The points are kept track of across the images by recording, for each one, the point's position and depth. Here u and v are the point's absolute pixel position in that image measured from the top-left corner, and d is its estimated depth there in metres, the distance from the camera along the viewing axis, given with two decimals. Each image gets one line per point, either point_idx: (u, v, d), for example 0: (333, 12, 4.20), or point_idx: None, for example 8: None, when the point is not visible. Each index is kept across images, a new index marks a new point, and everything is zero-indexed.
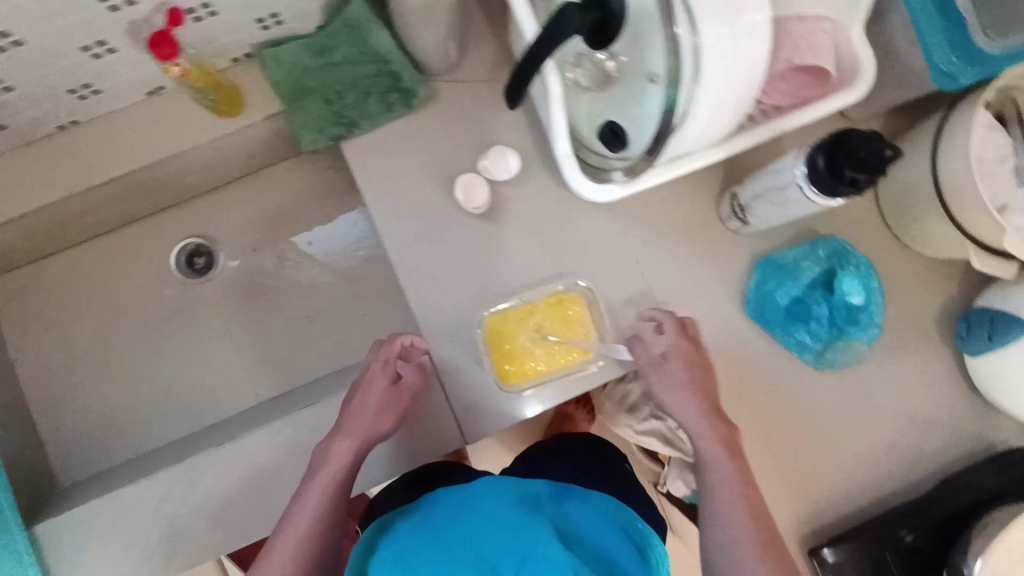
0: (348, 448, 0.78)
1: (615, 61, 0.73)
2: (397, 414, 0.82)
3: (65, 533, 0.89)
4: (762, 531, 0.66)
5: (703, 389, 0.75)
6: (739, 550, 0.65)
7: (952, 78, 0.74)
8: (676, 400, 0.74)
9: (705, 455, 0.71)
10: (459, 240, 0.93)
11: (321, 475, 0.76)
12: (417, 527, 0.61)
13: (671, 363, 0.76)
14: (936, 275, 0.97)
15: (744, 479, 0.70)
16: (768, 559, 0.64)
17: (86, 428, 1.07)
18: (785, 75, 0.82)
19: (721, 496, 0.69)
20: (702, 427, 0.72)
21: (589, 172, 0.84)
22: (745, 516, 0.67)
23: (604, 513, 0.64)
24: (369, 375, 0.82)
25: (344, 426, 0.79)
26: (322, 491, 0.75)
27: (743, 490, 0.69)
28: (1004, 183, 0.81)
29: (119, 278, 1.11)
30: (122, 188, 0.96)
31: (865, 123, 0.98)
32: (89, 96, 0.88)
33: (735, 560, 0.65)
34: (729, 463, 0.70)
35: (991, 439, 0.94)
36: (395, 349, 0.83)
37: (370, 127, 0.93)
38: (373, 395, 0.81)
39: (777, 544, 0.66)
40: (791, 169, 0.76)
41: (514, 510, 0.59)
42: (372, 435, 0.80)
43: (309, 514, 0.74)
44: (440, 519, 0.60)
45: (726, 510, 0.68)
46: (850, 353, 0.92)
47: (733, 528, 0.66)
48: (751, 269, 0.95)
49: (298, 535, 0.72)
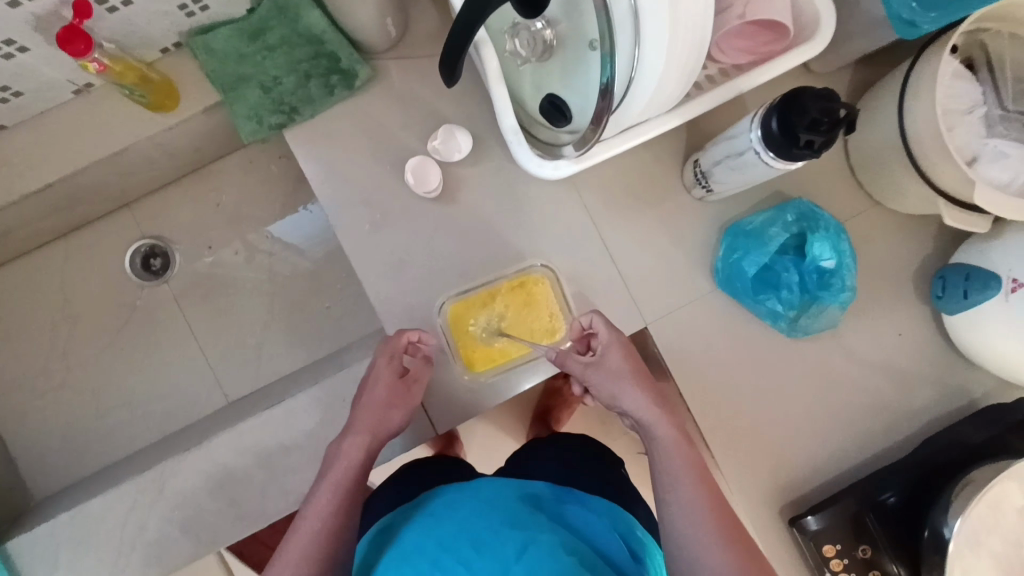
0: (360, 444, 0.75)
1: (553, 29, 0.69)
2: (406, 409, 0.80)
3: (37, 549, 0.89)
4: (721, 513, 0.64)
5: (648, 379, 0.73)
6: (699, 536, 0.63)
7: (912, 26, 0.71)
8: (620, 393, 0.72)
9: (657, 442, 0.69)
10: (414, 226, 0.90)
11: (332, 473, 0.73)
12: (422, 525, 0.67)
13: (610, 358, 0.74)
14: (912, 231, 0.93)
15: (698, 465, 0.67)
16: (729, 544, 0.62)
17: (59, 439, 1.07)
18: (740, 30, 0.79)
19: (675, 483, 0.66)
20: (648, 419, 0.71)
21: (541, 148, 0.80)
22: (701, 500, 0.65)
23: (604, 517, 0.70)
24: (375, 370, 0.80)
25: (354, 422, 0.77)
26: (335, 488, 0.72)
27: (699, 473, 0.67)
28: (972, 133, 0.77)
29: (77, 285, 1.09)
30: (59, 194, 0.94)
31: (835, 76, 0.92)
32: (10, 100, 0.84)
33: (696, 548, 0.63)
34: (682, 447, 0.69)
35: (973, 396, 0.92)
36: (403, 342, 0.81)
37: (312, 114, 0.89)
38: (383, 387, 0.79)
39: (739, 526, 0.64)
40: (747, 133, 0.72)
41: (518, 510, 0.66)
42: (381, 431, 0.77)
43: (321, 512, 0.70)
44: (445, 518, 0.66)
45: (681, 498, 0.65)
46: (822, 318, 0.88)
47: (690, 515, 0.64)
48: (720, 238, 0.92)
49: (312, 533, 0.68)
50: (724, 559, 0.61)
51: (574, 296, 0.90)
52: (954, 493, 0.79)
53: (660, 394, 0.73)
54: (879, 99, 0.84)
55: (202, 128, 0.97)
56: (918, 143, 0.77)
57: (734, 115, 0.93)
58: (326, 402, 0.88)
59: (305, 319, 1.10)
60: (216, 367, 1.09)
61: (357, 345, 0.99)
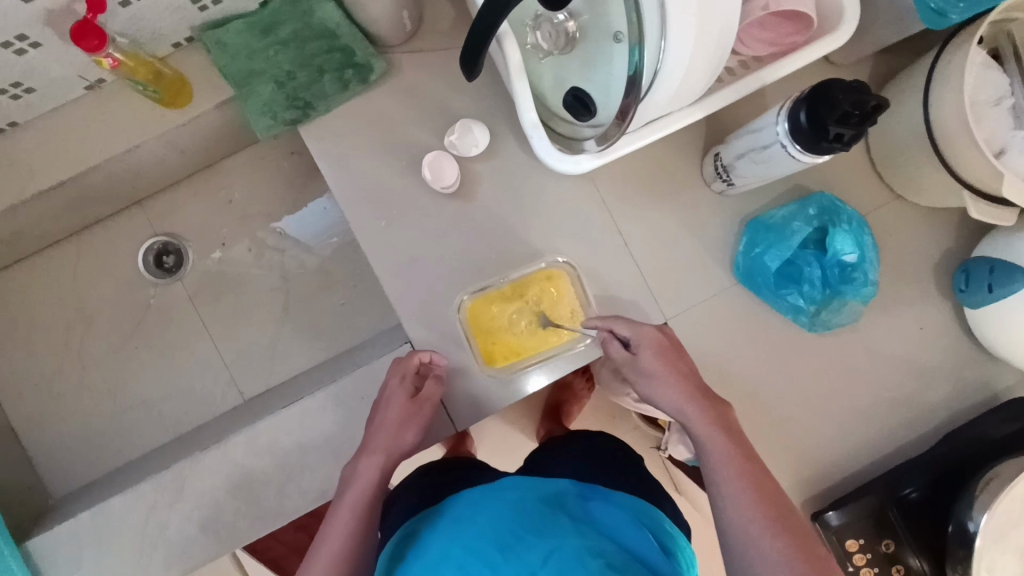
0: (375, 465, 0.74)
1: (576, 21, 0.70)
2: (420, 427, 0.78)
3: (55, 550, 0.88)
4: (768, 503, 0.62)
5: (685, 374, 0.71)
6: (748, 527, 0.61)
7: (941, 15, 0.70)
8: (653, 391, 0.72)
9: (698, 436, 0.68)
10: (431, 221, 0.89)
11: (349, 494, 0.73)
12: (445, 532, 0.65)
13: (643, 355, 0.73)
14: (932, 224, 0.92)
15: (743, 454, 0.65)
16: (781, 533, 0.59)
17: (74, 437, 1.07)
18: (763, 21, 0.77)
19: (721, 475, 0.65)
20: (686, 412, 0.69)
21: (559, 142, 0.79)
22: (748, 491, 0.63)
23: (629, 511, 0.69)
24: (388, 391, 0.79)
25: (369, 443, 0.76)
26: (352, 510, 0.72)
27: (743, 465, 0.65)
28: (1000, 123, 0.76)
29: (88, 283, 1.09)
30: (72, 192, 0.93)
31: (854, 67, 0.92)
32: (22, 96, 0.83)
33: (745, 539, 0.61)
34: (722, 439, 0.67)
35: (994, 390, 0.91)
36: (414, 362, 0.81)
37: (327, 109, 0.88)
38: (396, 408, 0.78)
39: (788, 514, 0.61)
40: (773, 126, 0.71)
41: (538, 512, 0.64)
42: (395, 450, 0.76)
43: (340, 534, 0.70)
44: (467, 522, 0.64)
45: (729, 491, 0.63)
46: (845, 312, 0.88)
47: (739, 508, 0.62)
48: (740, 232, 0.91)
49: (331, 556, 0.69)
50: (775, 549, 0.59)
51: (593, 292, 0.89)
52: (980, 487, 0.78)
53: (699, 388, 0.71)
54: (902, 90, 0.83)
55: (215, 124, 0.96)
56: (945, 134, 0.76)
57: (753, 107, 0.92)
58: (344, 400, 0.88)
59: (317, 317, 1.09)
60: (231, 365, 1.08)
61: (373, 342, 0.98)
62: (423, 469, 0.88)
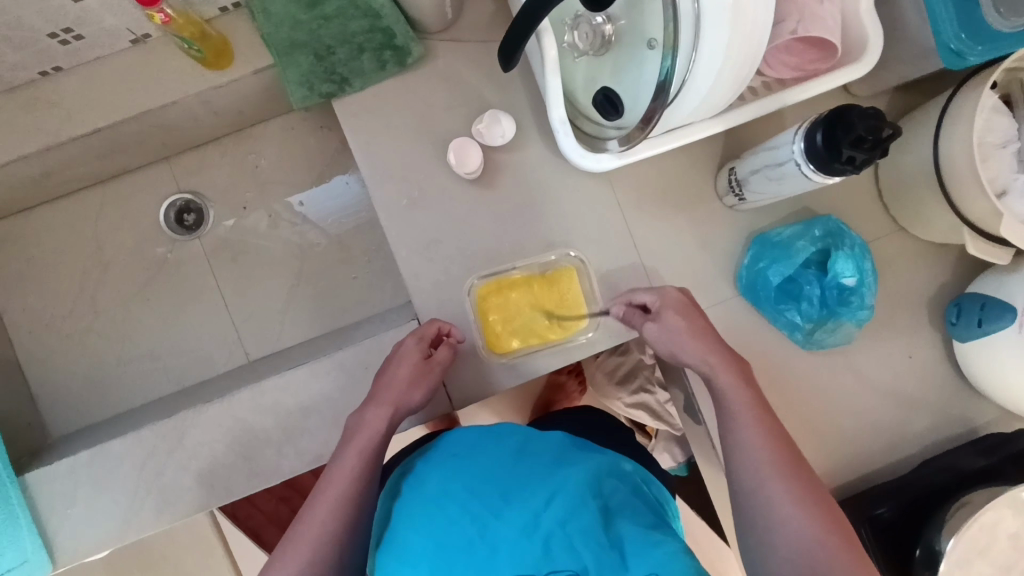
0: (383, 415, 0.75)
1: (613, 25, 0.75)
2: (429, 388, 0.80)
3: (48, 486, 0.90)
4: (781, 453, 0.65)
5: (706, 333, 0.76)
6: (758, 472, 0.65)
7: (959, 57, 0.75)
8: (677, 349, 0.76)
9: (719, 389, 0.72)
10: (450, 204, 0.92)
11: (355, 443, 0.72)
12: (440, 469, 0.66)
13: (665, 313, 0.78)
14: (931, 258, 0.96)
15: (758, 404, 0.70)
16: (791, 478, 0.63)
17: (77, 381, 1.10)
18: (790, 46, 0.79)
19: (737, 425, 0.69)
20: (706, 366, 0.74)
21: (584, 140, 0.83)
22: (762, 440, 0.67)
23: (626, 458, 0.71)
24: (403, 350, 0.80)
25: (376, 394, 0.77)
26: (358, 456, 0.71)
27: (760, 417, 0.69)
28: (1005, 167, 0.80)
29: (110, 232, 1.12)
30: (106, 140, 0.96)
31: (869, 101, 0.96)
32: (71, 41, 0.86)
33: (755, 483, 0.64)
34: (741, 390, 0.71)
35: (976, 424, 0.94)
36: (434, 329, 0.82)
37: (361, 85, 0.92)
38: (408, 366, 0.79)
39: (800, 466, 0.65)
40: (790, 144, 0.75)
41: (542, 459, 0.65)
42: (404, 406, 0.77)
43: (345, 477, 0.69)
44: (465, 461, 0.65)
45: (744, 436, 0.68)
46: (839, 334, 0.91)
47: (751, 452, 0.66)
48: (746, 247, 0.94)
49: (337, 496, 0.68)
50: (782, 495, 0.62)
51: (601, 288, 0.92)
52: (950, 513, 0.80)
53: (721, 345, 0.75)
54: (913, 125, 0.87)
55: (250, 90, 0.98)
56: (952, 170, 0.80)
57: (771, 128, 0.95)
58: (348, 366, 0.90)
59: (329, 287, 1.13)
60: (240, 327, 1.12)
61: (381, 317, 1.01)
62: (422, 436, 0.90)
